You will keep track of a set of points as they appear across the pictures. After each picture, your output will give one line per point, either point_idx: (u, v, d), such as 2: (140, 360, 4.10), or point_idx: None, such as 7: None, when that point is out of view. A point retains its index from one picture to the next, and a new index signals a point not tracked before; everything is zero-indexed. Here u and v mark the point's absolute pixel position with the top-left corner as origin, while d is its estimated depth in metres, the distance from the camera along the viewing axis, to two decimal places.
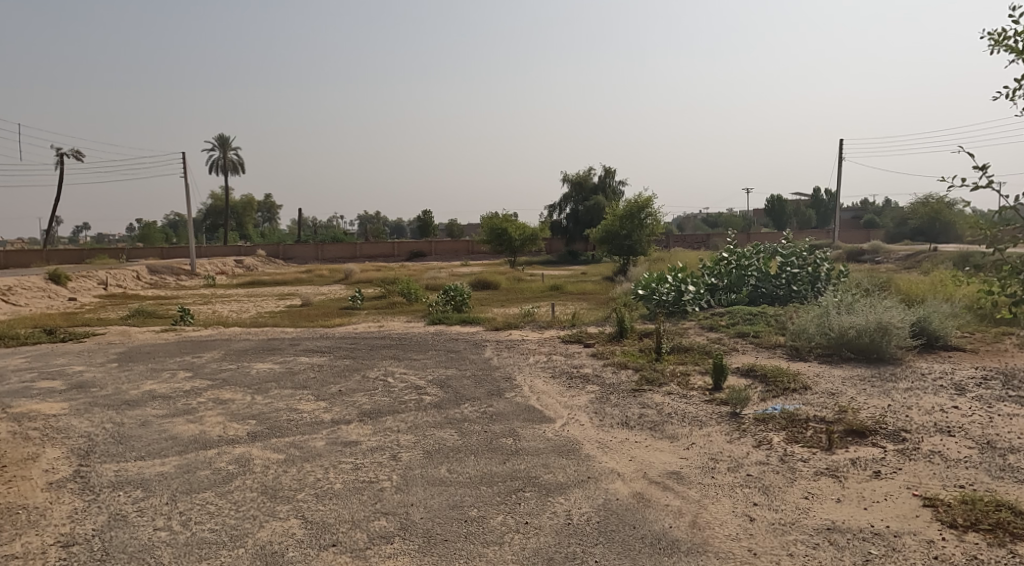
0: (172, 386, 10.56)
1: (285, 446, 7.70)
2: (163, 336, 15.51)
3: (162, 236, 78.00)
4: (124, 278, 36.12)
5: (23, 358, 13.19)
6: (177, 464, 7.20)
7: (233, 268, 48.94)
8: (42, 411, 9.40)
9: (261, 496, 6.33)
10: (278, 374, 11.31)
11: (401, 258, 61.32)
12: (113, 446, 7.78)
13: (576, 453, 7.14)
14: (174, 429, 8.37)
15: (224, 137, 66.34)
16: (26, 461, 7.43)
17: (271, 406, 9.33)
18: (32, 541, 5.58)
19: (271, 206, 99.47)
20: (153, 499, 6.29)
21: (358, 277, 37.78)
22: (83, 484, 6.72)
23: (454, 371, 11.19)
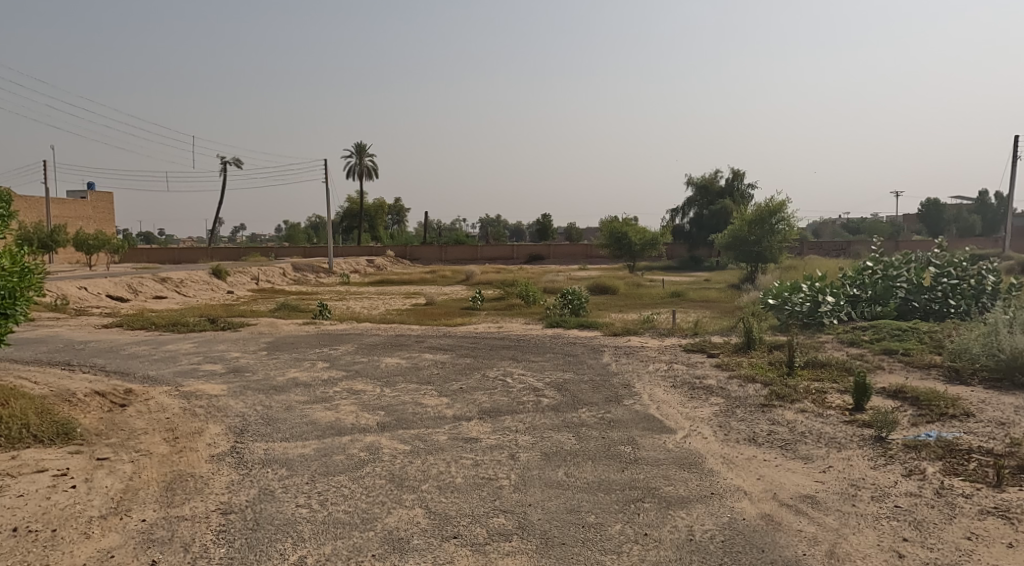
0: (312, 375, 11.36)
1: (410, 438, 8.04)
2: (305, 328, 16.69)
3: (303, 236, 84.01)
4: (272, 273, 39.32)
5: (190, 343, 14.71)
6: (316, 447, 7.72)
7: (365, 267, 51.87)
8: (205, 390, 10.43)
9: (389, 483, 6.66)
10: (405, 369, 11.82)
11: (520, 260, 61.96)
12: (263, 427, 8.48)
13: (699, 466, 6.91)
14: (313, 415, 8.98)
15: (360, 144, 70.52)
16: (192, 434, 8.28)
17: (398, 399, 9.78)
18: (197, 505, 6.20)
19: (400, 208, 104.10)
20: (296, 478, 6.80)
21: (480, 279, 38.79)
22: (237, 459, 7.37)
23: (572, 375, 11.18)
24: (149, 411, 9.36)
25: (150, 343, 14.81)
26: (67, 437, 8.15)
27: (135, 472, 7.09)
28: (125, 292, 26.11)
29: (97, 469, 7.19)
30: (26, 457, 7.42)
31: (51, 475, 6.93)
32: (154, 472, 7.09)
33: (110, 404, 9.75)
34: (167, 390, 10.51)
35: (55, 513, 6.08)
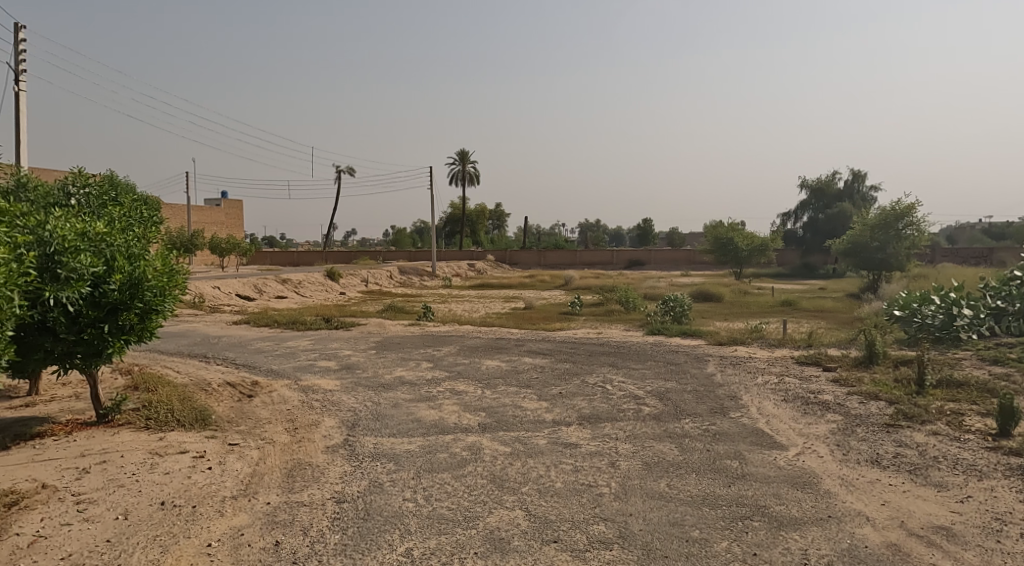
0: (417, 374, 11.70)
1: (511, 440, 8.09)
2: (410, 329, 17.24)
3: (409, 240, 86.79)
4: (380, 276, 41.02)
5: (307, 340, 15.58)
6: (421, 444, 7.93)
7: (466, 271, 53.03)
8: (321, 385, 11.00)
9: (490, 484, 6.72)
10: (505, 372, 11.92)
11: (619, 266, 61.00)
12: (372, 422, 8.83)
13: (814, 487, 6.51)
14: (418, 413, 9.23)
15: (462, 151, 72.24)
16: (310, 426, 8.73)
17: (499, 401, 9.88)
18: (315, 493, 6.53)
19: (501, 214, 105.45)
20: (403, 472, 7.01)
21: (579, 284, 38.63)
22: (350, 451, 7.69)
23: (675, 384, 10.86)
24: (273, 402, 9.98)
25: (273, 340, 15.82)
26: (204, 423, 8.83)
27: (260, 458, 7.57)
28: (251, 291, 28.11)
29: (228, 453, 7.73)
30: (169, 439, 8.12)
31: (190, 457, 7.54)
32: (277, 459, 7.54)
33: (239, 394, 10.48)
34: (288, 384, 11.17)
35: (194, 490, 6.61)
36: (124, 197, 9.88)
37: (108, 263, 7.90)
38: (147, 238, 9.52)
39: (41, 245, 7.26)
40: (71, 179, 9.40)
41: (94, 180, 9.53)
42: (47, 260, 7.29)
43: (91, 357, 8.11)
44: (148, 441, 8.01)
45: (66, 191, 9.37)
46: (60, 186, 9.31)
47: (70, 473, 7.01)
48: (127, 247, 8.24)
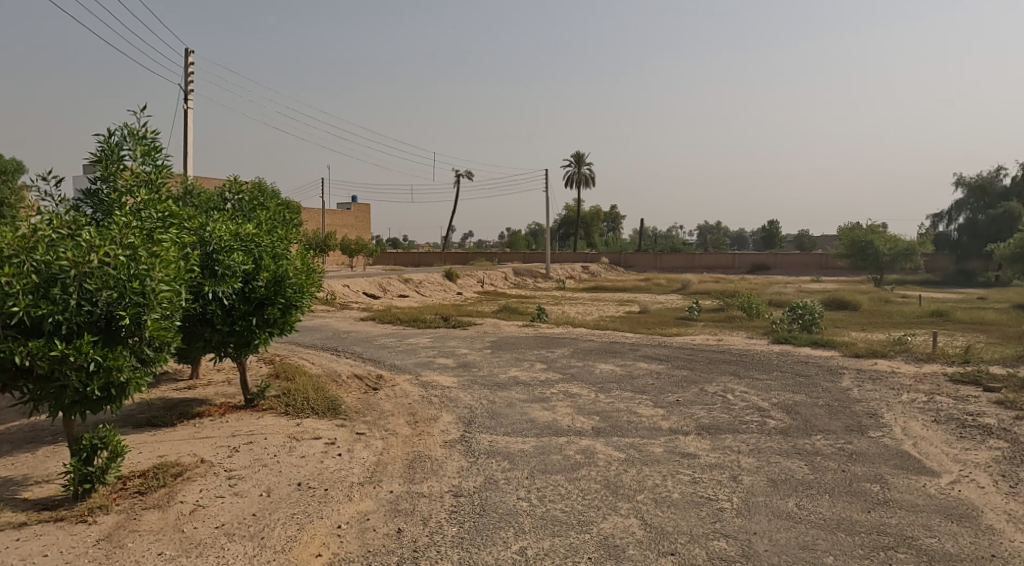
0: (531, 375, 11.80)
1: (626, 446, 7.97)
2: (525, 330, 17.43)
3: (525, 242, 87.71)
4: (495, 277, 41.82)
5: (427, 338, 16.17)
6: (536, 444, 7.99)
7: (580, 274, 52.93)
8: (439, 381, 11.38)
9: (605, 489, 6.65)
10: (620, 376, 11.75)
11: (741, 271, 58.48)
12: (488, 420, 9.01)
13: (972, 521, 5.90)
14: (532, 413, 9.31)
15: (579, 152, 72.15)
16: (429, 421, 9.06)
17: (613, 406, 9.76)
18: (433, 485, 6.76)
19: (617, 216, 104.32)
20: (518, 471, 7.10)
21: (697, 288, 37.45)
22: (467, 447, 7.90)
23: (804, 397, 10.25)
24: (395, 396, 10.45)
25: (396, 336, 16.57)
26: (334, 411, 9.40)
27: (384, 448, 7.95)
28: (376, 290, 29.59)
29: (356, 441, 8.18)
30: (304, 425, 8.71)
31: (322, 443, 8.05)
32: (399, 450, 7.88)
33: (366, 386, 11.06)
34: (410, 379, 11.65)
35: (326, 474, 7.04)
36: (270, 202, 10.75)
37: (257, 261, 8.63)
38: (289, 240, 10.30)
39: (202, 245, 8.07)
40: (228, 186, 10.38)
41: (246, 187, 10.45)
42: (207, 259, 8.08)
43: (242, 347, 8.86)
44: (287, 426, 8.64)
45: (223, 197, 10.35)
46: (218, 193, 10.31)
47: (222, 450, 7.72)
48: (272, 247, 8.95)
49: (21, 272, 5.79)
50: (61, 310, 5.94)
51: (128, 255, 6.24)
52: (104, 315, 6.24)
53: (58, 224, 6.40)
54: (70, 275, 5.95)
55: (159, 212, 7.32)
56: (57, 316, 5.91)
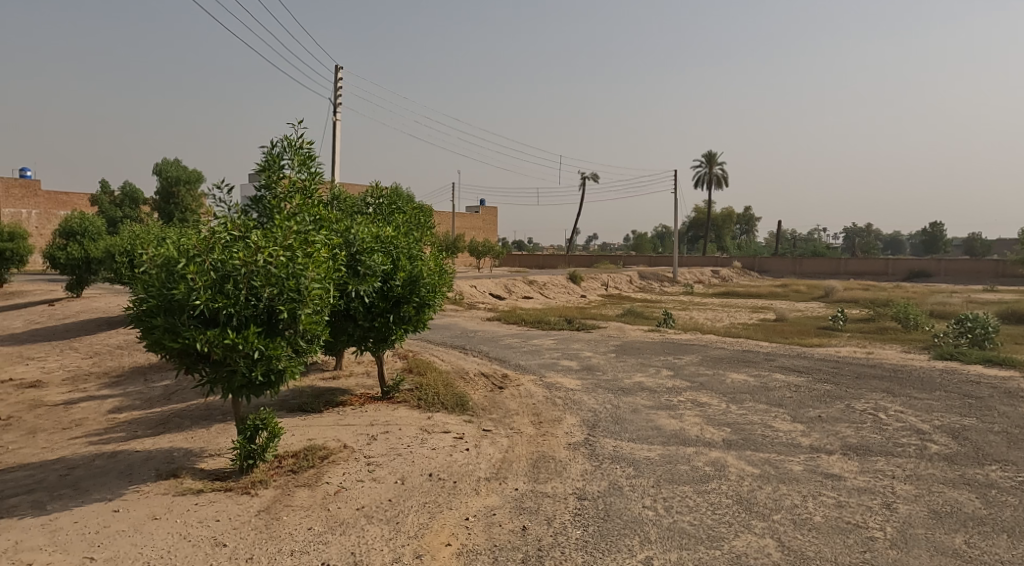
0: (657, 382, 11.66)
1: (760, 461, 7.71)
2: (651, 335, 17.19)
3: (652, 245, 86.04)
4: (620, 280, 41.45)
5: (552, 339, 16.40)
6: (662, 453, 7.93)
7: (711, 278, 51.19)
8: (564, 383, 11.54)
9: (737, 505, 6.49)
10: (753, 387, 11.31)
11: (896, 278, 53.79)
12: (612, 424, 9.05)
13: None
14: (658, 420, 9.22)
15: (711, 152, 69.73)
16: (553, 422, 9.23)
17: (746, 418, 9.44)
18: (558, 486, 6.92)
19: (752, 218, 99.78)
20: (643, 479, 7.10)
21: (842, 295, 35.01)
22: (591, 450, 7.99)
23: (973, 422, 9.34)
24: (520, 395, 10.73)
25: (521, 337, 16.95)
26: (462, 407, 9.82)
27: (509, 446, 8.22)
28: (501, 291, 30.33)
29: (483, 438, 8.52)
30: (435, 419, 9.19)
31: (451, 437, 8.46)
32: (524, 449, 8.12)
33: (492, 385, 11.44)
34: (534, 379, 11.91)
35: (455, 467, 7.42)
36: (407, 206, 11.43)
37: (394, 262, 9.22)
38: (423, 242, 10.90)
39: (348, 247, 8.75)
40: (369, 192, 11.16)
41: (385, 193, 11.19)
42: (352, 259, 8.76)
43: (380, 342, 9.49)
44: (419, 419, 9.16)
45: (365, 203, 11.14)
46: (360, 198, 11.12)
47: (362, 438, 8.33)
48: (409, 249, 9.52)
49: (202, 270, 6.62)
50: (233, 303, 6.70)
51: (286, 256, 6.95)
52: (266, 309, 6.94)
53: (230, 228, 7.22)
54: (240, 273, 6.72)
55: (312, 216, 8.06)
56: (230, 309, 6.67)
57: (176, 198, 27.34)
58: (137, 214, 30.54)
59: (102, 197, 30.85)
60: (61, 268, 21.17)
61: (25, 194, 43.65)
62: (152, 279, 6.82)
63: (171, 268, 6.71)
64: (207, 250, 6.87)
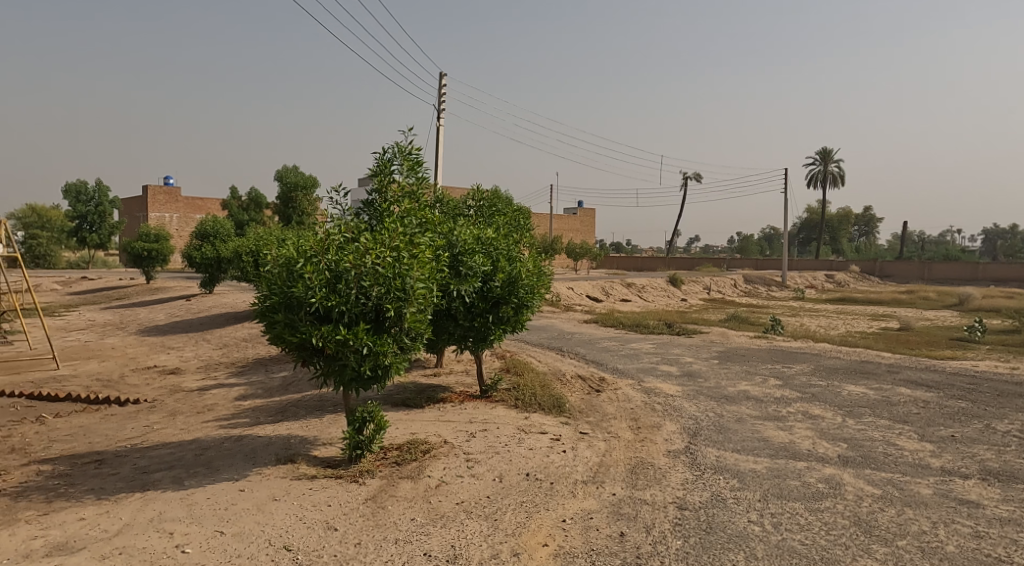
0: (764, 391, 11.24)
1: (881, 482, 7.27)
2: (757, 342, 16.56)
3: (758, 247, 82.60)
4: (724, 284, 40.16)
5: (651, 343, 16.17)
6: (769, 466, 7.66)
7: (824, 283, 48.54)
8: (664, 389, 11.37)
9: (854, 527, 6.16)
10: (873, 402, 10.67)
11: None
12: (715, 433, 8.83)
13: None
14: (765, 432, 8.91)
15: (826, 149, 66.12)
16: (653, 428, 9.13)
17: (865, 434, 8.93)
18: (657, 494, 6.85)
19: (872, 219, 93.63)
20: (748, 492, 6.89)
21: (977, 304, 32.18)
22: (692, 459, 7.85)
23: None
24: (618, 400, 10.67)
25: (619, 340, 16.83)
26: (559, 409, 9.91)
27: (607, 450, 8.22)
28: (599, 293, 30.19)
29: (580, 440, 8.56)
30: (533, 420, 9.32)
31: (548, 438, 8.56)
32: (622, 454, 8.10)
33: (589, 387, 11.45)
34: (632, 383, 11.81)
35: (552, 468, 7.51)
36: (507, 208, 11.65)
37: (494, 263, 9.44)
38: (522, 243, 11.07)
39: (450, 248, 9.04)
40: (471, 194, 11.47)
41: (486, 195, 11.44)
42: (454, 260, 9.04)
43: (480, 341, 9.74)
44: (517, 419, 9.33)
45: (467, 205, 11.45)
46: (462, 201, 11.44)
47: (461, 434, 8.59)
48: (508, 250, 9.71)
49: (319, 270, 7.08)
50: (345, 302, 7.10)
51: (393, 257, 7.29)
52: (375, 307, 7.31)
53: (343, 231, 7.66)
54: (352, 273, 7.12)
55: (418, 219, 8.40)
56: (342, 307, 7.07)
57: (294, 203, 29.08)
58: (261, 217, 32.82)
59: (231, 201, 33.37)
60: (197, 266, 23.36)
61: (166, 199, 47.94)
62: (274, 278, 7.35)
63: (291, 268, 7.20)
64: (322, 251, 7.33)
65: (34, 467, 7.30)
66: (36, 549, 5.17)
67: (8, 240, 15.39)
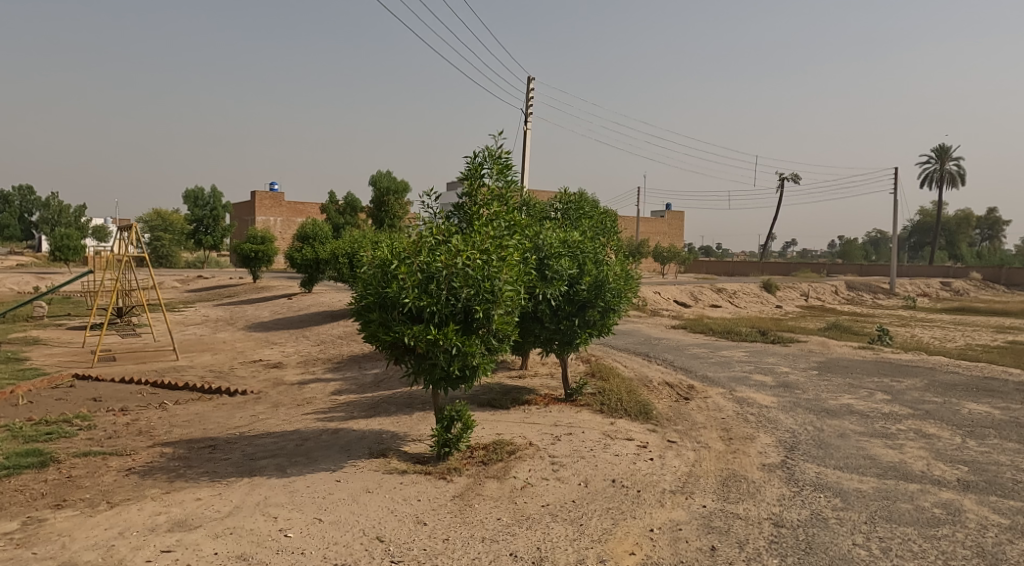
0: (870, 406, 10.63)
1: (1008, 511, 6.70)
2: (861, 353, 15.66)
3: (863, 252, 77.94)
4: (824, 291, 38.26)
5: (744, 352, 15.64)
6: (876, 486, 7.24)
7: (937, 291, 45.28)
8: (758, 399, 10.98)
9: (976, 558, 5.70)
10: (997, 422, 9.85)
11: None
12: (814, 448, 8.44)
13: None
14: (871, 449, 8.44)
15: (943, 147, 61.68)
16: (746, 440, 8.84)
17: (987, 457, 8.27)
18: (751, 509, 6.63)
19: (995, 222, 86.48)
20: (852, 513, 6.54)
21: None
22: (789, 474, 7.54)
23: None
24: (708, 409, 10.40)
25: (709, 347, 16.37)
26: (646, 415, 9.77)
27: (697, 460, 8.03)
28: (689, 298, 29.51)
29: (668, 449, 8.41)
30: (619, 425, 9.24)
31: (635, 445, 8.45)
32: (712, 464, 7.90)
33: (677, 395, 11.21)
34: (723, 392, 11.47)
35: (639, 476, 7.41)
36: (593, 211, 11.61)
37: (581, 266, 9.44)
38: (609, 247, 11.00)
39: (537, 251, 9.12)
40: (557, 197, 11.51)
41: (573, 197, 11.45)
42: (541, 263, 9.11)
43: (565, 344, 9.75)
44: (603, 424, 9.28)
45: (554, 207, 11.50)
46: (549, 203, 11.49)
47: (547, 437, 8.63)
48: (595, 254, 9.68)
49: (412, 271, 7.31)
50: (436, 302, 7.29)
51: (483, 259, 7.44)
52: (464, 308, 7.47)
53: (434, 233, 7.88)
54: (443, 274, 7.31)
55: (507, 222, 8.52)
56: (433, 307, 7.27)
57: (387, 207, 30.11)
58: (356, 220, 34.14)
59: (329, 205, 34.88)
60: (297, 267, 24.63)
61: (272, 203, 50.76)
62: (369, 278, 7.65)
63: (386, 269, 7.47)
64: (415, 253, 7.57)
65: (156, 449, 7.94)
66: (160, 524, 5.62)
67: (136, 241, 16.79)
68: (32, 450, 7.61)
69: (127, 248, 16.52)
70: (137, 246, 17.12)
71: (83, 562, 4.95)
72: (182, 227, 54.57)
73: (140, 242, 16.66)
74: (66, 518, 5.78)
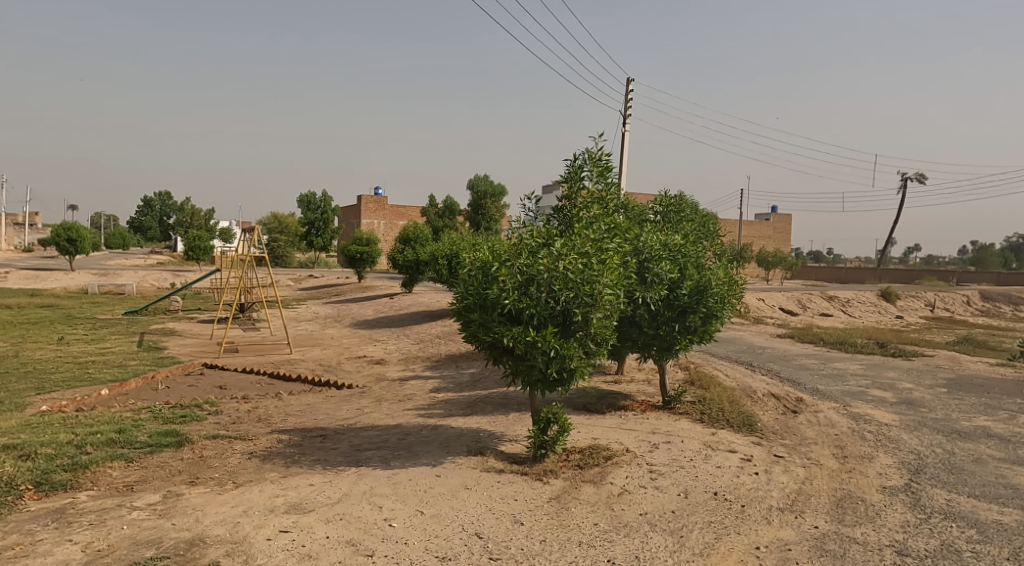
0: (1009, 429, 9.69)
1: None
2: (999, 371, 14.30)
3: (998, 260, 71.22)
4: (952, 301, 35.31)
5: (860, 365, 14.67)
6: (1019, 519, 6.57)
7: None
8: (876, 416, 10.27)
9: None
10: None
11: None
12: (943, 473, 7.79)
13: None
14: (1011, 478, 7.68)
15: None
16: (863, 459, 8.29)
17: None
18: (870, 534, 6.19)
19: None
20: (992, 547, 5.96)
21: None
22: (913, 499, 7.00)
23: None
24: (819, 423, 9.84)
25: (820, 358, 15.49)
26: (751, 427, 9.36)
27: (807, 477, 7.60)
28: (797, 306, 28.09)
29: (774, 463, 8.01)
30: (721, 436, 8.91)
31: (739, 458, 8.11)
32: (825, 483, 7.45)
33: (784, 408, 10.67)
34: (836, 407, 10.81)
35: (744, 490, 7.11)
36: (694, 214, 11.28)
37: (682, 271, 9.19)
38: (711, 251, 10.62)
39: (637, 255, 8.95)
40: (657, 199, 11.24)
41: (673, 199, 11.16)
42: (640, 266, 8.95)
43: (664, 350, 9.52)
44: (703, 434, 8.97)
45: (653, 210, 11.25)
46: (648, 206, 11.25)
47: (644, 444, 8.46)
48: (697, 257, 9.40)
49: (513, 273, 7.38)
50: (535, 304, 7.32)
51: (583, 262, 7.39)
52: (562, 311, 7.46)
53: (534, 236, 7.90)
54: (543, 277, 7.33)
55: (607, 225, 8.43)
56: (532, 309, 7.30)
57: (484, 209, 30.64)
58: (453, 223, 34.90)
59: (429, 208, 35.86)
60: (399, 268, 25.48)
61: (376, 207, 52.79)
62: (470, 279, 7.77)
63: (486, 271, 7.57)
64: (516, 256, 7.62)
65: (274, 436, 8.43)
66: (278, 506, 5.96)
67: (257, 242, 17.94)
68: (170, 431, 8.29)
69: (250, 248, 17.68)
70: (258, 247, 18.29)
71: (214, 536, 5.33)
72: (296, 229, 57.94)
73: (260, 243, 17.80)
74: (199, 494, 6.25)
